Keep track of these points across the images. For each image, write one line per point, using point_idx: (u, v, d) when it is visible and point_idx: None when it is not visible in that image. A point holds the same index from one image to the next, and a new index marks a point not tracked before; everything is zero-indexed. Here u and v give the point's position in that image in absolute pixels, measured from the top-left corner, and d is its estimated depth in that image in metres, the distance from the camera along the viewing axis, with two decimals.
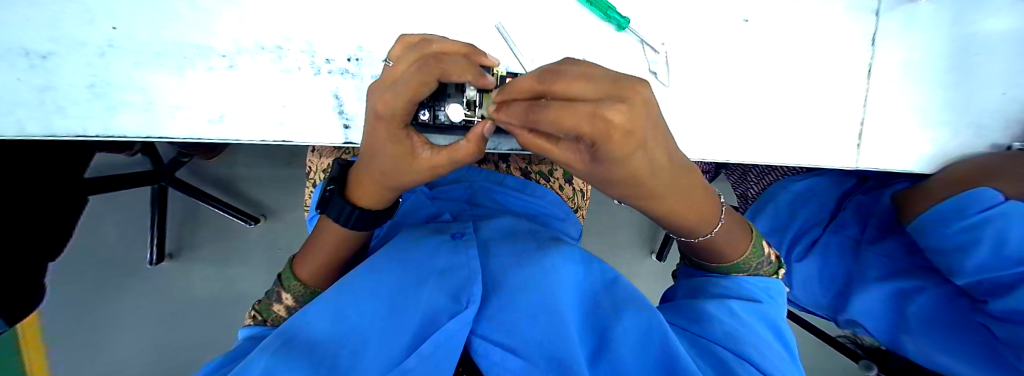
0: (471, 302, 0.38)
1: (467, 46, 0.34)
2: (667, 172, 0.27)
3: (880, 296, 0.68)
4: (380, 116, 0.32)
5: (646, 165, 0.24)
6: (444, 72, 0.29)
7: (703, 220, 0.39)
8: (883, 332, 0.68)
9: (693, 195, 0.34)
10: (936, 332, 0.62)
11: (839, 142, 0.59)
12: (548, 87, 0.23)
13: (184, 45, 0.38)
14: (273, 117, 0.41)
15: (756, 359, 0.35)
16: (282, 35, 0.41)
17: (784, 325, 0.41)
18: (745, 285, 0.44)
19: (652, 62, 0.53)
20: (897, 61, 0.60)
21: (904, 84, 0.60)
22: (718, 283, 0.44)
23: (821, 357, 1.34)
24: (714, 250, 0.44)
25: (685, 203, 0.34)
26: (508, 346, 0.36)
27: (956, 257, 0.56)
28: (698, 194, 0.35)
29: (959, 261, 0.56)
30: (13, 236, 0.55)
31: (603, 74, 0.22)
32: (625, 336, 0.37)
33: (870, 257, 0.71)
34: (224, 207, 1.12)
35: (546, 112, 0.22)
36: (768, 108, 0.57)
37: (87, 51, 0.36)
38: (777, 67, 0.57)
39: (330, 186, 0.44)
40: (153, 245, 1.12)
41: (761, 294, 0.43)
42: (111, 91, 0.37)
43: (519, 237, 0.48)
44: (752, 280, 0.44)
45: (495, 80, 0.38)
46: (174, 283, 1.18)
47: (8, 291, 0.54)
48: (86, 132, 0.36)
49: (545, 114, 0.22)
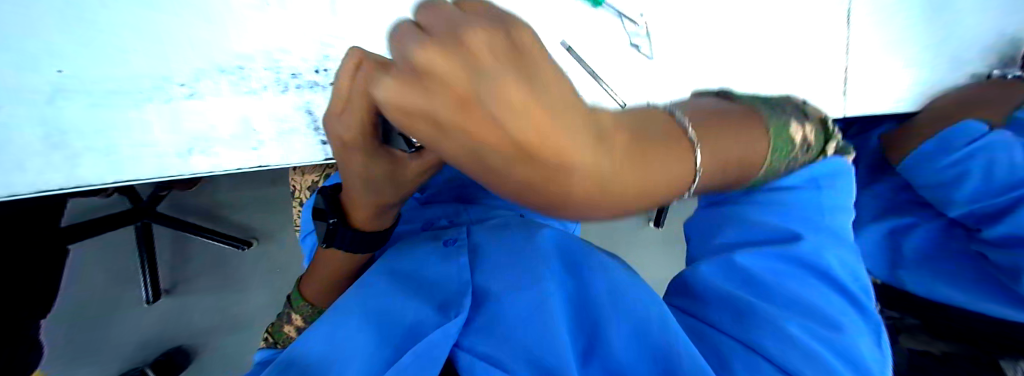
0: (458, 313, 0.35)
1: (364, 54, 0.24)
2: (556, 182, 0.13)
3: (877, 235, 0.67)
4: (348, 146, 0.30)
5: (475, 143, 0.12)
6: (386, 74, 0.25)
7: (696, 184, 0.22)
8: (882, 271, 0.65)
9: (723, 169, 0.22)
10: (934, 265, 0.59)
11: (823, 91, 0.59)
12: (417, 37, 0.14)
13: (137, 77, 0.36)
14: (248, 142, 0.40)
15: (770, 344, 0.26)
16: (242, 55, 0.38)
17: (826, 254, 0.26)
18: (785, 196, 0.26)
19: (633, 34, 0.51)
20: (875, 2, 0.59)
21: (884, 26, 0.60)
22: (736, 221, 0.29)
23: None
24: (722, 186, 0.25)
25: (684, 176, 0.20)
26: (492, 360, 0.33)
27: (946, 190, 0.55)
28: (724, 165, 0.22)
29: (949, 193, 0.54)
30: None
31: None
32: (618, 327, 0.33)
33: (863, 199, 0.72)
34: (213, 235, 1.10)
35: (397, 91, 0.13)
36: (752, 65, 0.56)
37: (35, 99, 0.34)
38: (757, 23, 0.56)
39: (331, 219, 0.41)
40: (148, 284, 1.08)
41: (795, 218, 0.27)
42: (68, 139, 0.35)
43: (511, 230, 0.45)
44: (792, 194, 0.26)
45: None
46: (180, 317, 1.14)
47: None
48: (49, 186, 0.35)
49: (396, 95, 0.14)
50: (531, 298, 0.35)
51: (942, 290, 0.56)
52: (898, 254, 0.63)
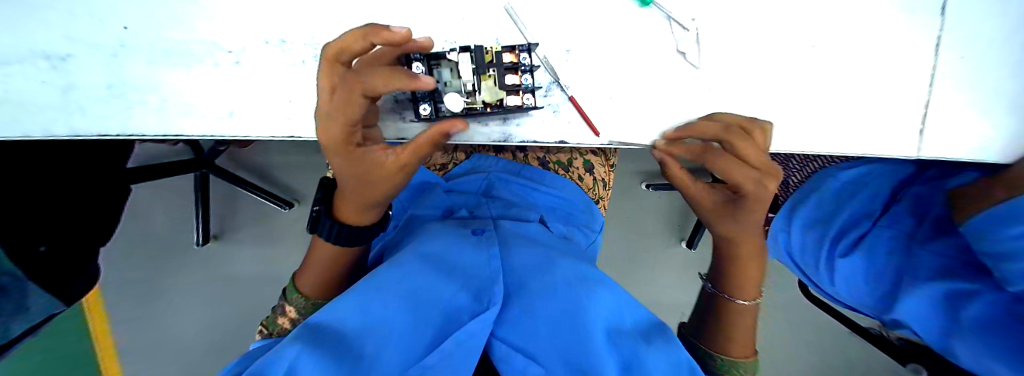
0: (492, 303, 0.41)
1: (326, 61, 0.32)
2: (726, 118, 0.41)
3: (932, 296, 0.57)
4: (330, 150, 0.35)
5: (696, 126, 0.42)
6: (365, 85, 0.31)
7: (744, 198, 0.40)
8: (935, 335, 0.58)
9: (734, 206, 0.42)
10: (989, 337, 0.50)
11: (905, 124, 0.50)
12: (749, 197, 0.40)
13: (191, 41, 0.40)
14: (283, 112, 0.42)
15: None
16: (283, 28, 0.41)
17: None
18: None
19: (679, 40, 0.46)
20: (996, 26, 0.49)
21: (1002, 60, 0.49)
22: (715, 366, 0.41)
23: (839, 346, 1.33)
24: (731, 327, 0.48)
25: (752, 187, 0.39)
26: (526, 352, 0.38)
27: (992, 261, 0.48)
28: (739, 205, 0.41)
29: (998, 266, 0.47)
30: (79, 219, 0.61)
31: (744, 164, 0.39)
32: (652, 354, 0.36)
33: (922, 257, 0.60)
34: (258, 191, 1.18)
35: (750, 205, 0.40)
36: (828, 86, 0.49)
37: (102, 52, 0.39)
38: (842, 37, 0.48)
39: (318, 207, 0.45)
40: (199, 228, 1.20)
41: None
42: (126, 91, 0.40)
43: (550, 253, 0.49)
44: None
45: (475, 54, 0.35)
46: (217, 261, 1.27)
47: (80, 268, 0.62)
48: (108, 131, 0.39)
49: (750, 206, 0.41)
50: (565, 300, 0.40)
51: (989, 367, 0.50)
52: (956, 319, 0.54)
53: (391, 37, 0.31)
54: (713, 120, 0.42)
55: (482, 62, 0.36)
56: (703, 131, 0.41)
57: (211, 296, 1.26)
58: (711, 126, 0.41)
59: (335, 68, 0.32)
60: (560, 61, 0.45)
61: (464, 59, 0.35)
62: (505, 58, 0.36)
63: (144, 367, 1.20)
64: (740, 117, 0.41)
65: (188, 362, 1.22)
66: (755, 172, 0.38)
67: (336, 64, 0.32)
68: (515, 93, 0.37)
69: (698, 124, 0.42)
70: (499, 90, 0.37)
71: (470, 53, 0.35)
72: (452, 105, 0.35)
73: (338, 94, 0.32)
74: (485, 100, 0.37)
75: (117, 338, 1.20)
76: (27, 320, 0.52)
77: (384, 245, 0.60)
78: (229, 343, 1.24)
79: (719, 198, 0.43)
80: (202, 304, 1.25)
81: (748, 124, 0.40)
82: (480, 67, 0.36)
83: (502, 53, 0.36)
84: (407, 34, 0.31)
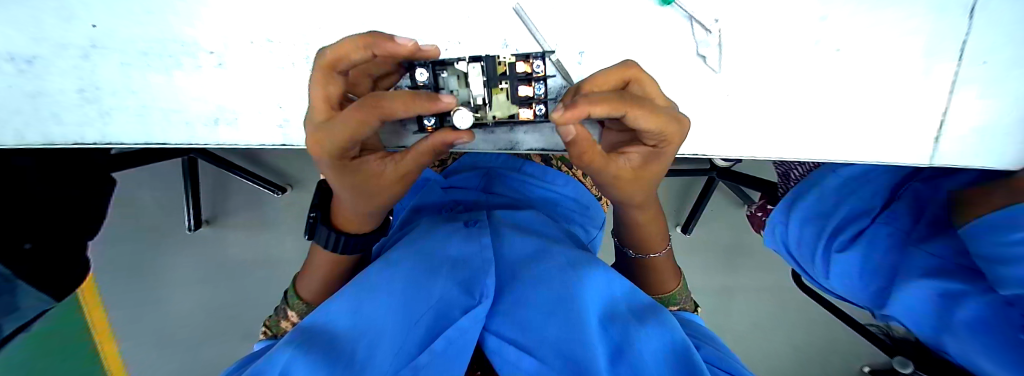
0: (483, 296, 0.39)
1: (321, 69, 0.29)
2: (604, 72, 0.36)
3: (926, 294, 0.55)
4: (322, 163, 0.32)
5: (593, 86, 0.35)
6: (385, 110, 0.28)
7: (665, 144, 0.37)
8: (923, 328, 0.57)
9: (655, 158, 0.39)
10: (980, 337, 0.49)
11: (928, 132, 0.48)
12: (662, 147, 0.38)
13: (167, 41, 0.39)
14: (273, 120, 0.41)
15: None
16: (270, 27, 0.39)
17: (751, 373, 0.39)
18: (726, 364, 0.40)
19: (700, 43, 0.44)
20: None
21: None
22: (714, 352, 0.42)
23: (816, 324, 1.44)
24: (654, 272, 0.59)
25: (674, 130, 0.36)
26: (520, 345, 0.36)
27: (988, 266, 0.46)
28: (659, 155, 0.39)
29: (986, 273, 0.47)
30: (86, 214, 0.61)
31: (657, 108, 0.34)
32: (646, 353, 0.35)
33: (918, 255, 0.57)
34: (250, 177, 1.13)
35: (661, 158, 0.39)
36: (849, 91, 0.46)
37: (71, 52, 0.38)
38: (869, 38, 0.45)
39: (313, 213, 0.44)
40: (189, 214, 1.16)
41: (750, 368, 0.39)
42: (98, 95, 0.39)
43: (548, 248, 0.47)
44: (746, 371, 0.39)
45: (486, 64, 0.32)
46: (211, 247, 1.25)
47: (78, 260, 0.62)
48: (83, 139, 0.40)
49: (663, 157, 0.39)
50: (558, 291, 0.39)
51: (983, 364, 0.50)
52: (945, 319, 0.54)
53: (396, 50, 0.29)
54: (600, 78, 0.36)
55: (494, 74, 0.33)
56: (608, 82, 0.36)
57: (206, 281, 1.25)
58: (608, 79, 0.35)
59: (330, 78, 0.30)
60: (572, 64, 0.43)
61: (474, 71, 0.32)
62: (519, 67, 0.33)
63: (148, 351, 1.22)
64: (614, 66, 0.36)
65: (192, 342, 1.23)
66: (671, 115, 0.35)
67: (332, 74, 0.29)
68: (528, 105, 0.35)
69: (590, 85, 0.35)
70: (511, 104, 0.35)
71: (482, 63, 0.32)
72: (461, 122, 0.31)
73: (344, 112, 0.28)
74: (495, 116, 0.35)
75: (116, 325, 1.20)
76: (17, 317, 0.51)
77: (382, 241, 0.58)
78: (228, 326, 1.25)
79: (636, 164, 0.39)
80: (198, 288, 1.25)
81: (630, 68, 0.36)
82: (492, 79, 0.33)
83: (516, 63, 0.33)
84: (415, 46, 0.29)
